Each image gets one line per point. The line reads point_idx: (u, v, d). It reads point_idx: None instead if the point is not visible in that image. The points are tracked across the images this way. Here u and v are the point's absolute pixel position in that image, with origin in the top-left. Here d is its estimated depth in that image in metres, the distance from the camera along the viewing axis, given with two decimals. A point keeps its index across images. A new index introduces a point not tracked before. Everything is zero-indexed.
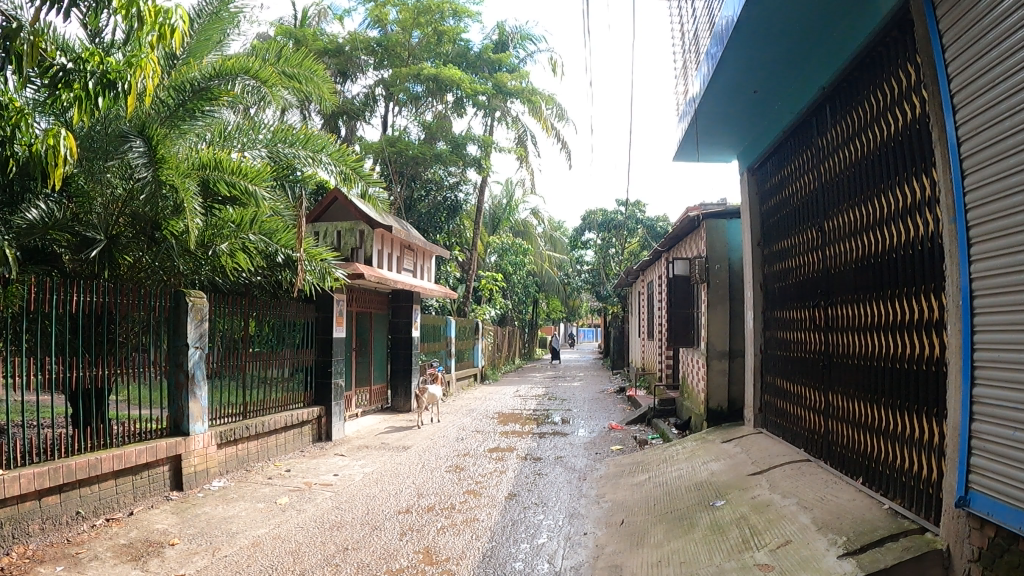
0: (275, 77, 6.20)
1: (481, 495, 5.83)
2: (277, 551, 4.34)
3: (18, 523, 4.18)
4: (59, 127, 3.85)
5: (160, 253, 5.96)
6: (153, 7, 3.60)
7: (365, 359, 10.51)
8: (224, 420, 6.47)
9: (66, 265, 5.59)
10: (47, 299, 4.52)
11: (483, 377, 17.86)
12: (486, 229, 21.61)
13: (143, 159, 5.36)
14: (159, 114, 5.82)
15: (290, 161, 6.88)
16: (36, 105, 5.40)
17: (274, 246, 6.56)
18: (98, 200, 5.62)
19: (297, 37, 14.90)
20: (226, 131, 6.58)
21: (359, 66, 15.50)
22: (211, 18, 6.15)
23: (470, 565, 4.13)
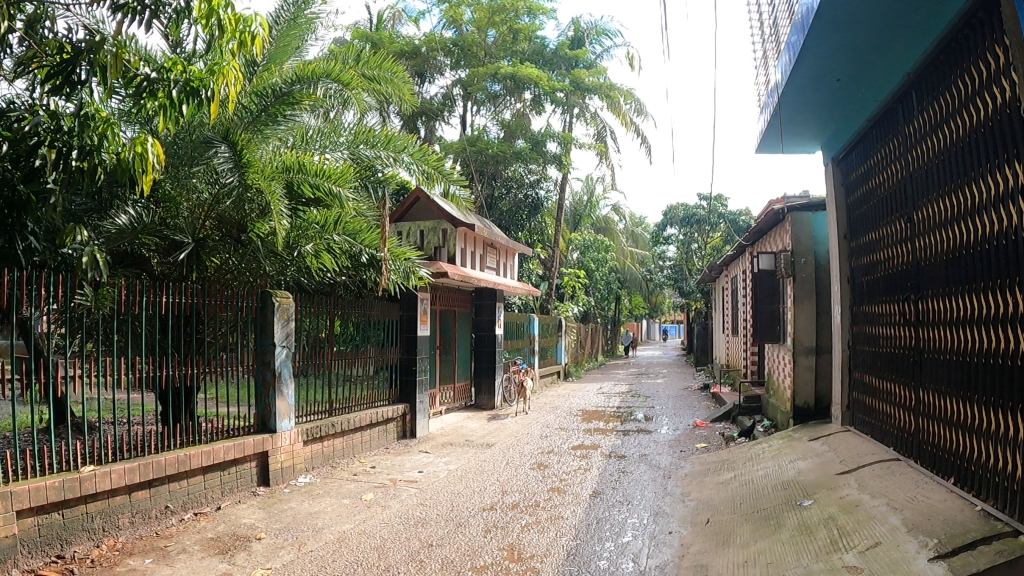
0: (357, 80, 6.26)
1: (565, 492, 5.82)
2: (362, 547, 4.41)
3: (108, 516, 4.35)
4: (145, 136, 4.13)
5: (245, 255, 6.07)
6: (233, 16, 3.93)
7: (449, 357, 10.62)
8: (310, 416, 6.63)
9: (155, 267, 5.81)
10: (137, 301, 4.71)
11: (567, 375, 17.78)
12: (568, 225, 21.61)
13: (229, 164, 5.55)
14: (242, 119, 5.95)
15: (371, 162, 6.96)
16: (122, 115, 5.62)
17: (358, 247, 6.63)
18: (184, 204, 5.79)
19: (373, 41, 15.14)
20: (308, 134, 6.63)
21: (435, 67, 15.66)
22: (289, 24, 6.27)
23: (555, 563, 4.13)
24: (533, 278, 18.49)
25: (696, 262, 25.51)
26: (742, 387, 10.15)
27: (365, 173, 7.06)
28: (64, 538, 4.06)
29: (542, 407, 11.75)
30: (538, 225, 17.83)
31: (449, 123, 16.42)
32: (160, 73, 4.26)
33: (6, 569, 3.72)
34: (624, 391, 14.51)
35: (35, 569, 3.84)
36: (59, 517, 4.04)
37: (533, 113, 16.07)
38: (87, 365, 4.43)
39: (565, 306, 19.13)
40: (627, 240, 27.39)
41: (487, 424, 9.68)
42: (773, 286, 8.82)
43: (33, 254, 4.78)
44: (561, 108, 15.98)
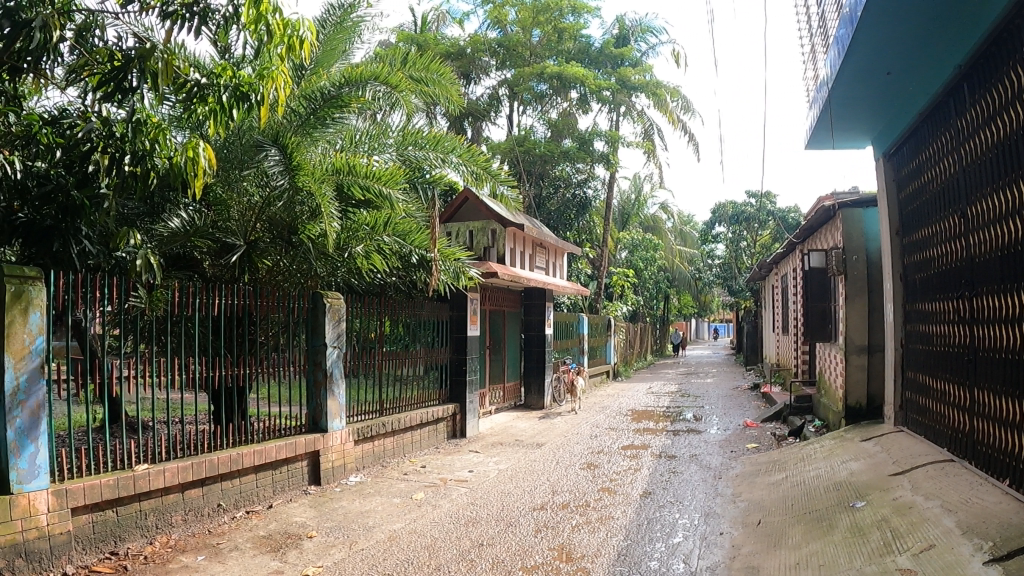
0: (406, 82, 6.28)
1: (615, 493, 5.79)
2: (412, 546, 4.44)
3: (161, 513, 4.44)
4: (196, 140, 4.20)
5: (296, 256, 6.14)
6: (281, 21, 3.97)
7: (499, 357, 10.64)
8: (360, 416, 6.69)
9: (206, 270, 5.94)
10: (190, 303, 4.80)
11: (616, 375, 17.67)
12: (616, 224, 21.52)
13: (279, 167, 5.60)
14: (292, 123, 6.02)
15: (420, 163, 6.99)
16: (173, 121, 5.71)
17: (407, 247, 6.65)
18: (235, 207, 5.90)
19: (419, 44, 15.18)
20: (356, 137, 6.68)
21: (481, 67, 15.73)
22: (335, 28, 6.34)
23: (606, 563, 4.11)
24: (581, 278, 18.43)
25: (745, 261, 25.21)
26: (794, 387, 10.01)
27: (415, 175, 7.12)
28: (117, 535, 4.15)
29: (591, 407, 11.71)
30: (586, 225, 17.77)
31: (496, 123, 16.46)
32: (211, 79, 4.33)
33: (61, 565, 3.82)
34: (674, 391, 14.33)
35: (89, 566, 3.94)
36: (113, 514, 4.13)
37: (580, 112, 16.05)
38: (141, 367, 4.46)
39: (614, 306, 19.01)
40: (675, 239, 27.18)
41: (536, 424, 9.67)
42: (824, 284, 8.67)
43: (87, 257, 4.93)
44: (607, 107, 15.91)
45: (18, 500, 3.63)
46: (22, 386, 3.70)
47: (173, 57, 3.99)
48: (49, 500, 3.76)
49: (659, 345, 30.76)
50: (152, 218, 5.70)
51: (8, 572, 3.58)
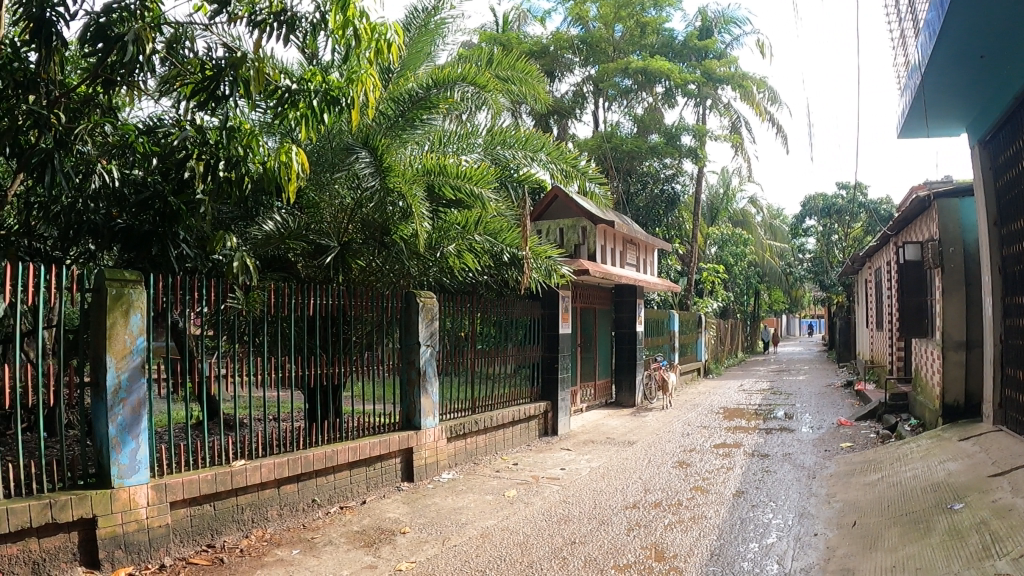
0: (493, 82, 6.33)
1: (708, 492, 5.70)
2: (506, 543, 4.47)
3: (258, 508, 4.57)
4: (289, 145, 4.32)
5: (389, 257, 6.17)
6: (369, 25, 4.04)
7: (590, 354, 10.62)
8: (452, 414, 6.76)
9: (300, 271, 6.09)
10: (286, 304, 4.92)
11: (706, 372, 17.37)
12: (705, 220, 21.25)
13: (370, 169, 5.70)
14: (381, 125, 6.13)
15: (508, 162, 6.97)
16: (264, 127, 5.79)
17: (500, 246, 6.69)
18: (327, 209, 6.03)
19: (503, 43, 15.26)
20: (444, 137, 6.67)
21: (566, 65, 15.95)
22: (420, 30, 6.40)
23: (699, 563, 4.06)
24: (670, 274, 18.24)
25: (836, 254, 24.52)
26: (889, 385, 9.68)
27: (507, 175, 7.07)
28: (214, 528, 4.29)
29: (682, 405, 11.56)
30: (675, 221, 17.58)
31: (582, 120, 16.47)
32: (301, 85, 4.46)
33: (159, 557, 3.97)
34: (765, 391, 13.55)
35: (187, 557, 4.09)
36: (210, 508, 4.28)
37: (666, 106, 15.89)
38: (235, 364, 4.66)
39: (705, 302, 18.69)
40: (764, 233, 26.65)
41: (628, 422, 9.61)
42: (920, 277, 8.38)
43: (185, 260, 5.04)
44: (694, 100, 15.67)
45: (119, 494, 3.80)
46: (124, 384, 3.86)
47: (263, 65, 4.15)
48: (149, 494, 3.93)
49: (750, 342, 30.13)
50: (246, 222, 5.89)
51: (109, 563, 3.75)
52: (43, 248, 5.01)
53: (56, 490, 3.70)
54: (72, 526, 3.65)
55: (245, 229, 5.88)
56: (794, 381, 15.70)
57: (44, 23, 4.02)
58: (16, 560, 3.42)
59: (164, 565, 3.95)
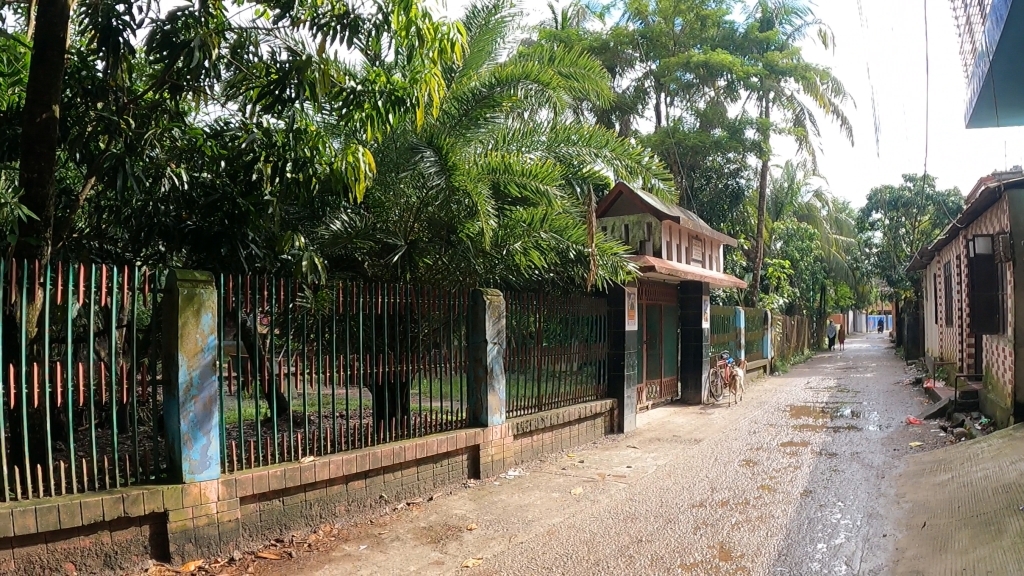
0: (557, 79, 6.30)
1: (775, 491, 5.61)
2: (572, 541, 4.45)
3: (326, 504, 4.64)
4: (356, 145, 4.45)
5: (455, 255, 6.20)
6: (431, 26, 4.13)
7: (656, 351, 10.55)
8: (518, 411, 6.78)
9: (367, 270, 6.14)
10: (354, 302, 4.99)
11: (773, 370, 17.09)
12: (770, 214, 20.93)
13: (436, 168, 5.79)
14: (445, 124, 6.18)
15: (571, 160, 6.91)
16: (330, 128, 5.89)
17: (565, 244, 6.67)
18: (394, 209, 6.06)
19: (562, 40, 15.14)
20: (508, 135, 6.59)
21: (627, 60, 15.93)
22: (481, 29, 6.40)
23: (766, 563, 4.00)
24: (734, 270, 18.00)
25: (904, 248, 23.91)
26: (960, 382, 9.40)
27: (572, 171, 6.93)
28: (282, 523, 4.37)
29: (749, 402, 11.39)
30: (740, 216, 17.37)
31: (643, 116, 16.39)
32: (365, 86, 4.56)
33: (229, 550, 4.06)
34: (834, 387, 13.63)
35: (256, 551, 4.17)
36: (279, 503, 4.35)
37: (728, 100, 15.70)
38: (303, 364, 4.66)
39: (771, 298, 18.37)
40: (830, 227, 26.13)
41: (694, 420, 9.51)
42: (991, 271, 8.13)
43: (255, 260, 5.06)
44: (756, 93, 15.43)
45: (191, 489, 3.89)
46: (195, 382, 3.95)
47: (326, 67, 4.26)
48: (219, 489, 4.01)
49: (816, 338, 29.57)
50: (313, 221, 5.95)
51: (179, 556, 3.84)
52: (114, 250, 5.20)
53: (128, 485, 3.81)
54: (143, 520, 3.75)
55: (312, 229, 5.94)
56: (862, 381, 14.72)
57: (111, 32, 4.22)
58: (89, 553, 3.55)
59: (233, 558, 4.03)
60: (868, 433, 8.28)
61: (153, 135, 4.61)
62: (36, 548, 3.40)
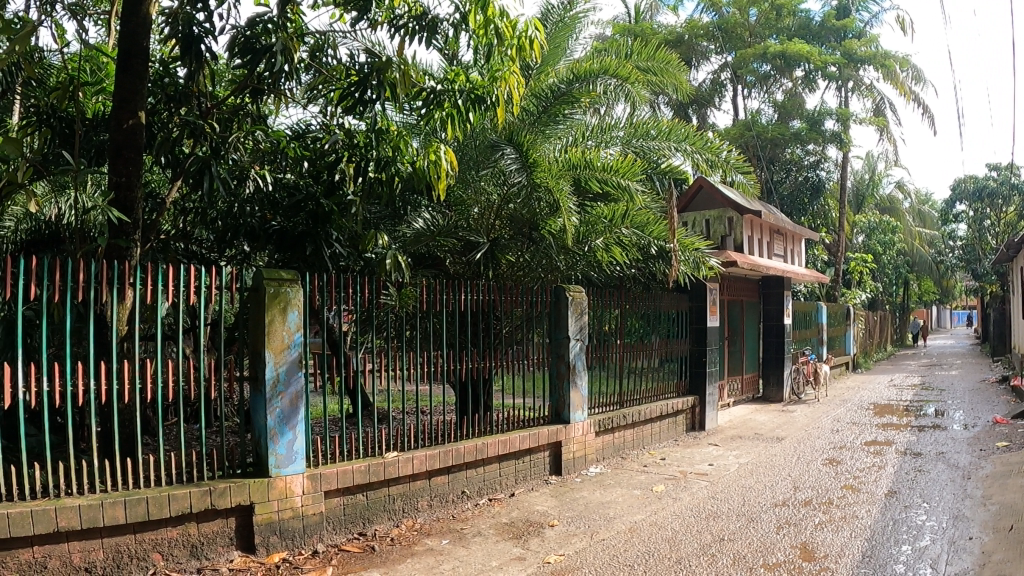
0: (637, 73, 6.21)
1: (859, 491, 5.48)
2: (654, 538, 4.42)
3: (409, 498, 4.70)
4: (437, 144, 4.51)
5: (538, 253, 6.20)
6: (509, 23, 4.19)
7: (737, 348, 10.41)
8: (600, 408, 6.75)
9: (449, 267, 6.19)
10: (438, 300, 5.02)
11: (855, 367, 16.69)
12: (851, 207, 20.44)
13: (517, 164, 5.80)
14: (526, 121, 6.19)
15: (650, 154, 6.77)
16: (411, 127, 5.88)
17: (647, 239, 6.64)
18: (475, 207, 6.13)
19: (637, 34, 15.02)
20: (586, 131, 6.64)
21: (701, 52, 15.72)
22: (558, 25, 6.34)
23: (850, 565, 3.92)
24: (816, 265, 17.64)
25: (991, 241, 23.08)
26: None
27: (651, 167, 6.86)
28: (366, 517, 4.44)
29: (831, 400, 11.15)
30: (820, 209, 17.02)
31: (721, 108, 16.48)
32: (446, 85, 4.71)
33: (312, 543, 4.13)
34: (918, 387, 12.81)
35: (340, 544, 4.24)
36: (362, 498, 4.42)
37: (807, 91, 15.39)
38: (379, 359, 4.73)
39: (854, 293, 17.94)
40: (912, 220, 25.39)
41: (776, 417, 9.35)
42: None
43: (340, 258, 5.17)
44: (835, 82, 15.05)
45: (276, 483, 3.98)
46: (282, 378, 4.04)
47: (406, 67, 4.34)
48: (304, 483, 4.09)
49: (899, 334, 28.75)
50: (394, 221, 6.01)
51: (264, 548, 3.93)
52: (200, 251, 5.33)
53: (215, 478, 3.91)
54: (230, 513, 3.85)
55: (394, 228, 6.00)
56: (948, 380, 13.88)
57: (192, 39, 4.32)
58: (175, 543, 3.65)
59: (316, 551, 4.11)
60: (955, 433, 8.01)
61: (237, 139, 4.72)
62: (126, 538, 3.52)
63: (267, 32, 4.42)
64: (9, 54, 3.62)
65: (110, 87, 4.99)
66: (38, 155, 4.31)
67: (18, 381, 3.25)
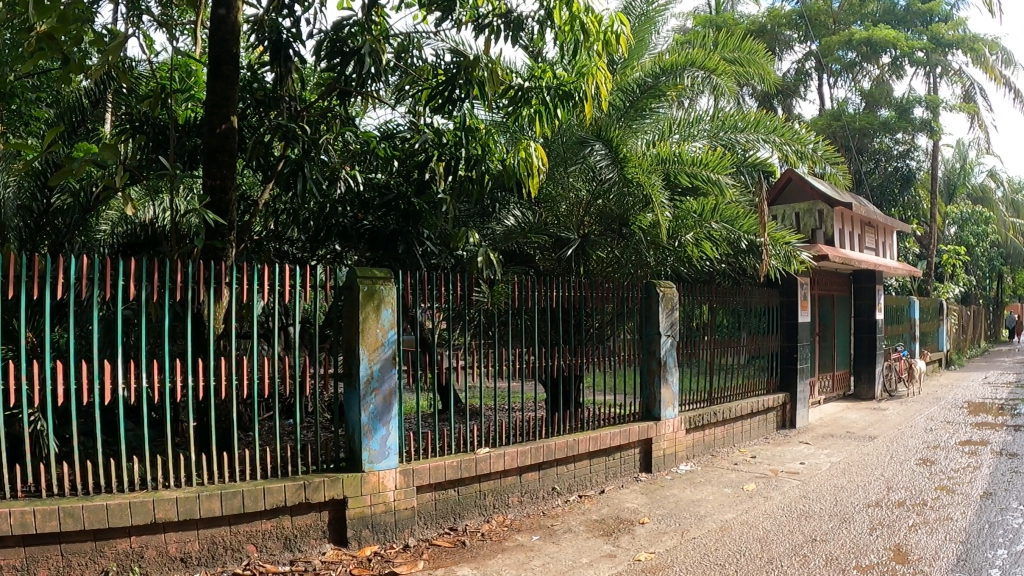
0: (724, 65, 6.09)
1: (954, 492, 5.32)
2: (744, 538, 4.36)
3: (500, 494, 4.74)
4: (526, 141, 4.62)
5: (628, 249, 6.16)
6: (594, 18, 4.27)
7: (827, 344, 10.19)
8: (690, 405, 6.69)
9: (539, 264, 6.24)
10: (530, 296, 5.07)
11: (948, 363, 16.15)
12: (941, 197, 19.82)
13: (607, 160, 5.79)
14: (612, 117, 6.14)
15: (735, 147, 6.61)
16: (499, 125, 5.69)
17: (737, 234, 6.50)
18: (564, 203, 6.11)
19: (719, 25, 14.86)
20: (672, 125, 6.46)
21: (785, 42, 15.69)
22: (643, 19, 6.32)
23: (946, 568, 3.81)
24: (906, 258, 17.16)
25: None
26: None
27: (738, 159, 6.59)
28: (457, 512, 4.49)
29: (924, 398, 10.81)
30: (910, 200, 16.53)
31: (807, 98, 16.32)
32: (533, 83, 4.84)
33: (403, 537, 4.20)
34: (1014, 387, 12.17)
35: (431, 539, 4.29)
36: (454, 493, 4.47)
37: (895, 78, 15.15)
38: (469, 357, 4.78)
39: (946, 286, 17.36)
40: (1007, 210, 24.46)
41: (867, 415, 9.13)
42: None
43: (431, 257, 5.18)
44: (923, 68, 14.62)
45: (369, 478, 4.06)
46: (376, 374, 4.11)
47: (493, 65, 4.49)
48: (397, 479, 4.17)
49: (993, 329, 27.70)
50: (484, 218, 6.04)
51: (356, 541, 4.01)
52: (292, 251, 5.39)
53: (309, 472, 4.01)
54: (324, 506, 3.94)
55: (483, 225, 6.05)
56: None
57: (282, 45, 4.53)
58: (270, 535, 3.76)
59: (407, 545, 4.17)
60: None
61: (328, 140, 4.86)
62: (222, 529, 3.64)
63: (354, 34, 4.58)
64: (101, 65, 3.75)
65: (199, 94, 5.14)
66: (135, 161, 4.49)
67: (119, 378, 3.39)
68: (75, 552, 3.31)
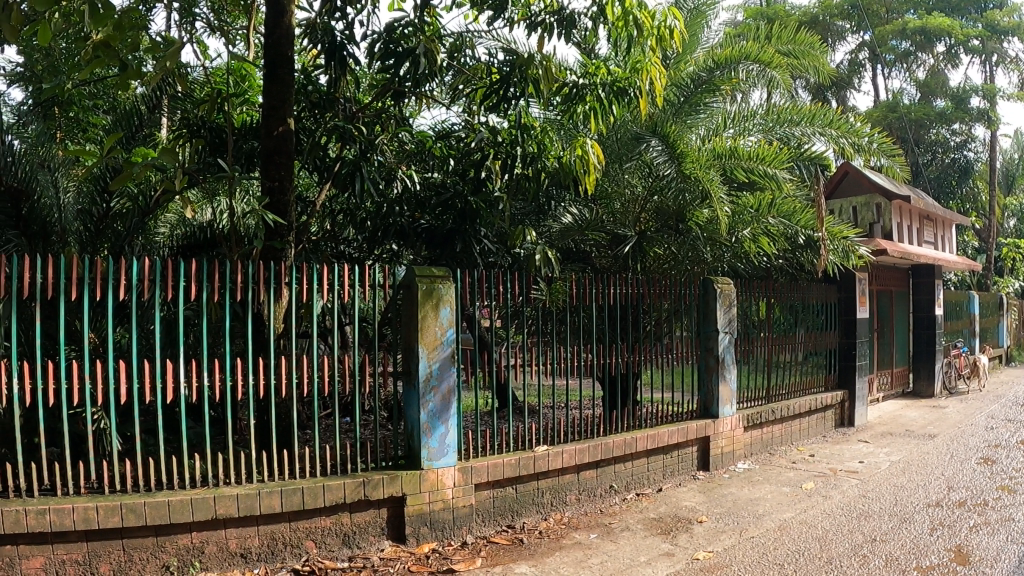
0: (779, 58, 6.04)
1: (1017, 492, 5.18)
2: (803, 537, 4.30)
3: (558, 492, 4.74)
4: (582, 137, 4.64)
5: (685, 244, 6.08)
6: (648, 14, 4.26)
7: (885, 340, 9.99)
8: (747, 402, 6.61)
9: (597, 261, 6.22)
10: (587, 294, 5.06)
11: (1009, 360, 15.71)
12: (1001, 189, 19.31)
13: (664, 156, 5.75)
14: (667, 112, 6.11)
15: (791, 141, 6.52)
16: (554, 122, 5.66)
17: (794, 229, 6.42)
18: (619, 199, 6.08)
19: (770, 17, 14.66)
20: (727, 120, 6.37)
21: (837, 32, 15.38)
22: (694, 14, 6.27)
23: (1009, 569, 3.72)
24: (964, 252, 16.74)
25: None
26: None
27: (794, 153, 6.49)
28: (514, 510, 4.50)
29: (985, 395, 10.54)
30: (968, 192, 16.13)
31: (860, 90, 16.01)
32: (588, 79, 4.88)
33: (461, 534, 4.22)
34: None
35: (489, 536, 4.31)
36: (512, 491, 4.49)
37: (951, 67, 14.82)
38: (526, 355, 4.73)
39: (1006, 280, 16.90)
40: None
41: (927, 413, 8.93)
42: None
43: (488, 254, 5.21)
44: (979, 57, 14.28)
45: (428, 476, 4.08)
46: (435, 373, 4.14)
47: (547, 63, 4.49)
48: (455, 476, 4.19)
49: None
50: (539, 216, 6.01)
51: (414, 538, 4.04)
52: (348, 251, 5.42)
53: (369, 470, 4.05)
54: (382, 504, 3.98)
55: (539, 222, 6.02)
56: None
57: (337, 47, 4.62)
58: (329, 532, 3.81)
59: (465, 542, 4.19)
60: None
61: (382, 140, 4.89)
62: (282, 526, 3.70)
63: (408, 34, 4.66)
64: (159, 70, 3.81)
65: (254, 97, 5.23)
66: (194, 163, 4.57)
67: (180, 376, 3.46)
68: (136, 547, 3.40)
